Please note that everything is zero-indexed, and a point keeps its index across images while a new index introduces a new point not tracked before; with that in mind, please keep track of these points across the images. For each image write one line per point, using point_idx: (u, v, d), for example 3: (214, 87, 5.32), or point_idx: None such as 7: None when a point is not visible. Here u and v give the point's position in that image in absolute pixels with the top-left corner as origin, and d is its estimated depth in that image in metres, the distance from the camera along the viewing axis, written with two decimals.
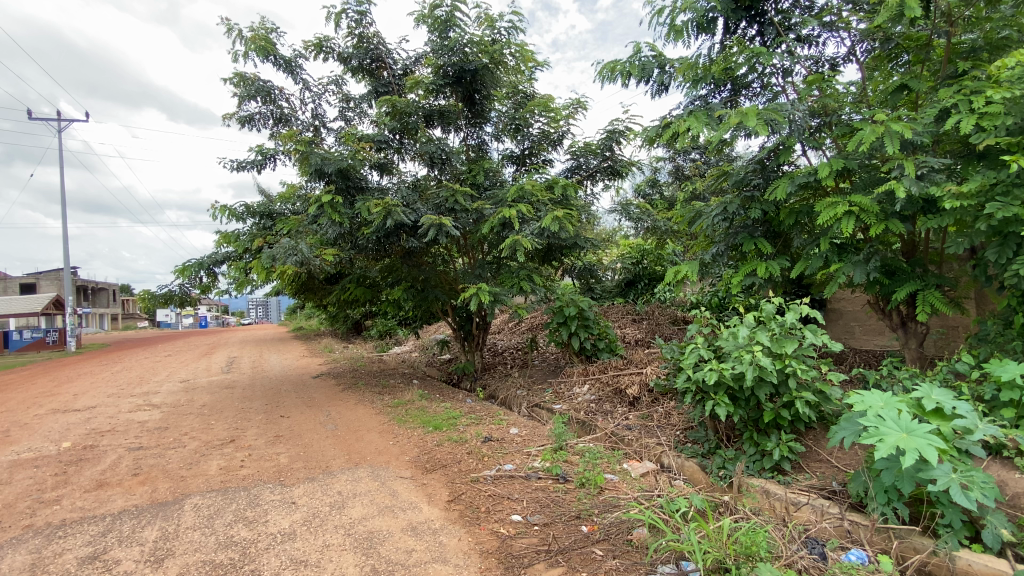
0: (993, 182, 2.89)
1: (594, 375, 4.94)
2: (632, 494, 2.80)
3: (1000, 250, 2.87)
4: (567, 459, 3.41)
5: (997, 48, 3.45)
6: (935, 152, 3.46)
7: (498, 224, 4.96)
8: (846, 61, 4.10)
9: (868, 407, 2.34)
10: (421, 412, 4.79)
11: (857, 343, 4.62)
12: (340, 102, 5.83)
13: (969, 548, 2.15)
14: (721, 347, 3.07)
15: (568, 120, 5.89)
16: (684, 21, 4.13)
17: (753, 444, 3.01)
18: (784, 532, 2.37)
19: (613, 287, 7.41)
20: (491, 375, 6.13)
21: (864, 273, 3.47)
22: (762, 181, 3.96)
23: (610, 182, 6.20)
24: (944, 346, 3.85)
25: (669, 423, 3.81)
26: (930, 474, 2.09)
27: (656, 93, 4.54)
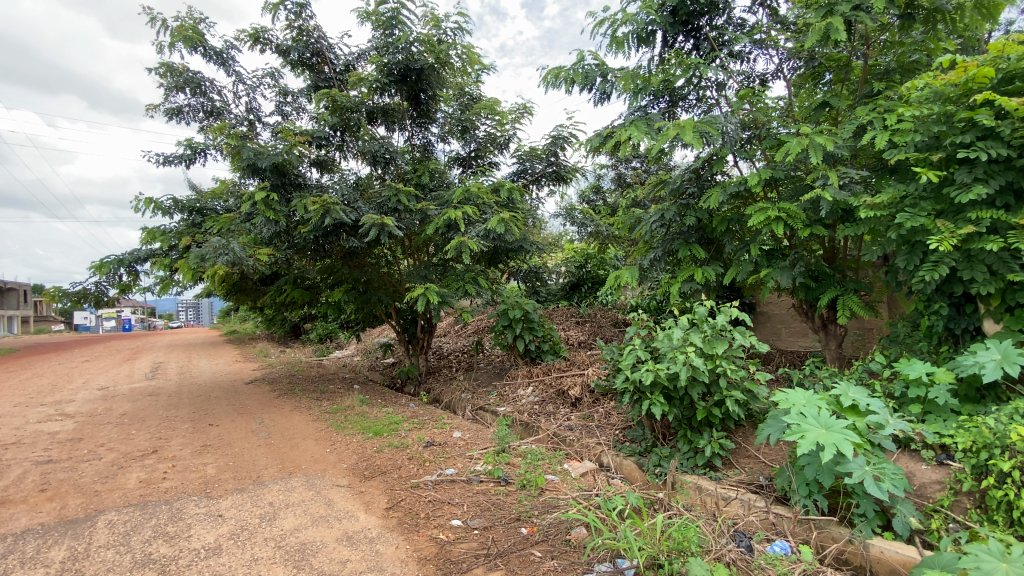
0: (903, 195, 3.12)
1: (538, 376, 4.96)
2: (571, 494, 2.82)
3: (909, 258, 3.09)
4: (509, 461, 3.40)
5: (907, 70, 3.75)
6: (853, 165, 3.70)
7: (443, 225, 4.90)
8: (775, 77, 4.33)
9: (792, 404, 2.47)
10: (361, 418, 4.65)
11: (783, 344, 4.88)
12: (277, 96, 5.61)
13: (880, 536, 2.30)
14: (656, 348, 3.16)
15: (514, 124, 5.92)
16: (625, 33, 4.24)
17: (686, 441, 3.11)
18: (714, 526, 2.45)
19: (558, 290, 7.49)
20: (435, 379, 6.04)
21: (790, 278, 3.67)
22: (696, 189, 4.13)
23: (555, 186, 6.27)
24: (860, 347, 4.12)
25: (609, 423, 3.88)
26: (847, 467, 2.22)
27: (599, 101, 4.63)
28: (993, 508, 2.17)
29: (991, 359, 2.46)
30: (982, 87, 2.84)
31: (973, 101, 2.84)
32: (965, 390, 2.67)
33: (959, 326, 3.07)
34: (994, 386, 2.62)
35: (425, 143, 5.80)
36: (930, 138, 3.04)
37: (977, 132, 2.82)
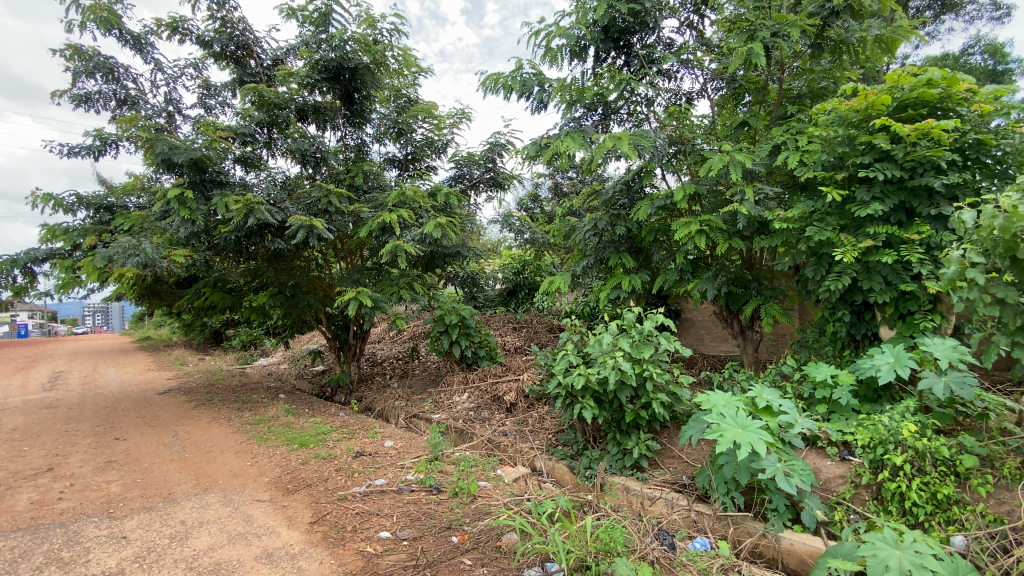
0: (811, 210, 3.37)
1: (474, 382, 4.93)
2: (503, 500, 2.82)
3: (817, 268, 3.34)
4: (441, 469, 3.34)
5: (817, 95, 4.05)
6: (769, 182, 3.95)
7: (377, 229, 4.78)
8: (701, 95, 4.56)
9: (712, 406, 2.58)
10: (286, 428, 4.44)
11: (705, 348, 5.13)
12: (198, 88, 5.29)
13: (791, 529, 2.45)
14: (588, 353, 3.22)
15: (452, 129, 5.90)
16: (559, 45, 4.34)
17: (616, 443, 3.19)
18: (639, 526, 2.51)
19: (495, 295, 7.50)
20: (367, 387, 5.86)
21: (713, 287, 3.87)
22: (627, 201, 4.28)
23: (493, 193, 6.29)
24: (775, 351, 4.39)
25: (542, 428, 3.92)
26: (761, 465, 2.36)
27: (535, 110, 4.70)
28: (888, 499, 2.36)
29: (886, 362, 2.69)
30: (879, 113, 3.10)
31: (872, 126, 3.10)
32: (865, 390, 2.90)
33: (859, 332, 3.33)
34: (888, 386, 2.86)
35: (360, 143, 5.65)
36: (835, 158, 3.29)
37: (875, 154, 3.08)
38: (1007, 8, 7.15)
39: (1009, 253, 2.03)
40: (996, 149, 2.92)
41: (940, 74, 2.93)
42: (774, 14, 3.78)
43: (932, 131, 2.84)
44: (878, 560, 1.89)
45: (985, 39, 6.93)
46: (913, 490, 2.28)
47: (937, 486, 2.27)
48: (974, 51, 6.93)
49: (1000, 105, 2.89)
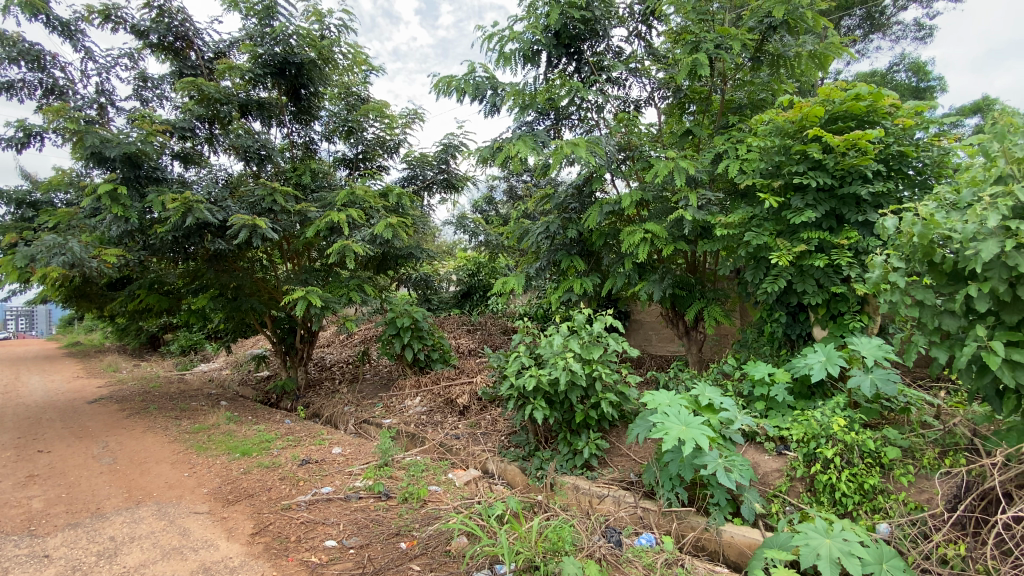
0: (751, 216, 3.53)
1: (426, 386, 4.87)
2: (453, 504, 2.79)
3: (756, 271, 3.50)
4: (391, 475, 3.28)
5: (757, 106, 4.24)
6: (712, 188, 4.11)
7: (325, 228, 4.66)
8: (649, 103, 4.69)
9: (657, 405, 2.65)
10: (227, 437, 4.26)
11: (653, 349, 5.27)
12: (134, 79, 5.02)
13: (731, 522, 2.55)
14: (539, 354, 3.24)
15: (404, 129, 5.84)
16: (512, 49, 4.37)
17: (566, 443, 3.23)
18: (587, 524, 2.55)
19: (449, 298, 7.44)
20: (315, 392, 5.68)
21: (660, 289, 3.99)
22: (578, 205, 4.36)
23: (446, 195, 6.25)
24: (718, 350, 4.56)
25: (494, 430, 3.92)
26: (703, 461, 2.44)
27: (488, 113, 4.70)
28: (820, 490, 2.49)
29: (818, 360, 2.84)
30: (812, 124, 3.27)
31: (806, 136, 3.27)
32: (800, 388, 3.05)
33: (795, 332, 3.51)
34: (821, 384, 3.02)
35: (308, 141, 5.50)
36: (772, 167, 3.46)
37: (809, 163, 3.26)
38: (929, 30, 7.69)
39: (926, 258, 2.13)
40: (916, 160, 3.14)
41: (867, 89, 3.12)
42: (717, 27, 3.93)
43: (859, 142, 3.03)
44: (810, 550, 1.98)
45: (909, 58, 7.44)
46: (842, 481, 2.41)
47: (863, 477, 2.41)
48: (899, 68, 7.44)
49: (919, 120, 3.11)
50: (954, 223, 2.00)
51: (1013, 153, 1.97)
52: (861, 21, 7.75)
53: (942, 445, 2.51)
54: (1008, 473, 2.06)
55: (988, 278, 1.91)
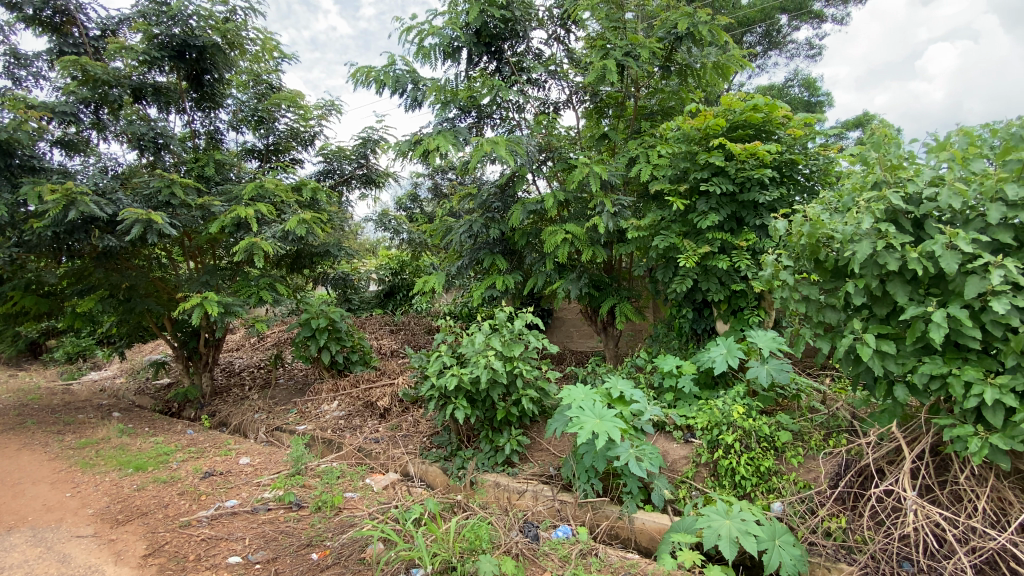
0: (661, 217, 3.71)
1: (345, 389, 4.70)
2: (369, 510, 2.71)
3: (666, 271, 3.68)
4: (304, 483, 3.13)
5: (667, 113, 4.47)
6: (627, 191, 4.28)
7: (230, 224, 4.37)
8: (568, 106, 4.78)
9: (573, 399, 2.72)
10: (119, 451, 3.89)
11: (574, 345, 5.41)
12: (3, 55, 4.45)
13: (643, 509, 2.67)
14: (461, 353, 3.22)
15: (319, 120, 5.60)
16: (431, 45, 4.31)
17: (488, 441, 3.25)
18: (506, 520, 2.57)
19: (370, 297, 7.23)
20: (222, 399, 5.31)
21: (578, 287, 4.10)
22: (500, 204, 4.39)
23: (365, 191, 6.05)
24: (633, 345, 4.75)
25: (416, 432, 3.86)
26: (616, 452, 2.54)
27: (409, 108, 4.61)
28: (722, 474, 2.66)
29: (721, 352, 3.04)
30: (715, 132, 3.48)
31: (710, 144, 3.47)
32: (704, 378, 3.24)
33: (701, 326, 3.73)
34: (723, 374, 3.23)
35: (212, 130, 5.12)
36: (680, 171, 3.65)
37: (712, 169, 3.46)
38: (818, 49, 8.43)
39: (813, 257, 2.33)
40: (805, 167, 3.43)
41: (763, 101, 3.35)
42: (629, 35, 4.10)
43: (757, 151, 3.26)
44: (712, 531, 2.11)
45: (801, 74, 8.12)
46: (742, 464, 2.59)
47: (760, 460, 2.61)
48: (793, 84, 8.08)
49: (807, 131, 3.39)
50: (836, 224, 2.20)
51: (884, 163, 2.19)
52: (760, 39, 8.36)
53: (827, 427, 2.76)
54: (880, 450, 2.32)
55: (863, 275, 2.11)
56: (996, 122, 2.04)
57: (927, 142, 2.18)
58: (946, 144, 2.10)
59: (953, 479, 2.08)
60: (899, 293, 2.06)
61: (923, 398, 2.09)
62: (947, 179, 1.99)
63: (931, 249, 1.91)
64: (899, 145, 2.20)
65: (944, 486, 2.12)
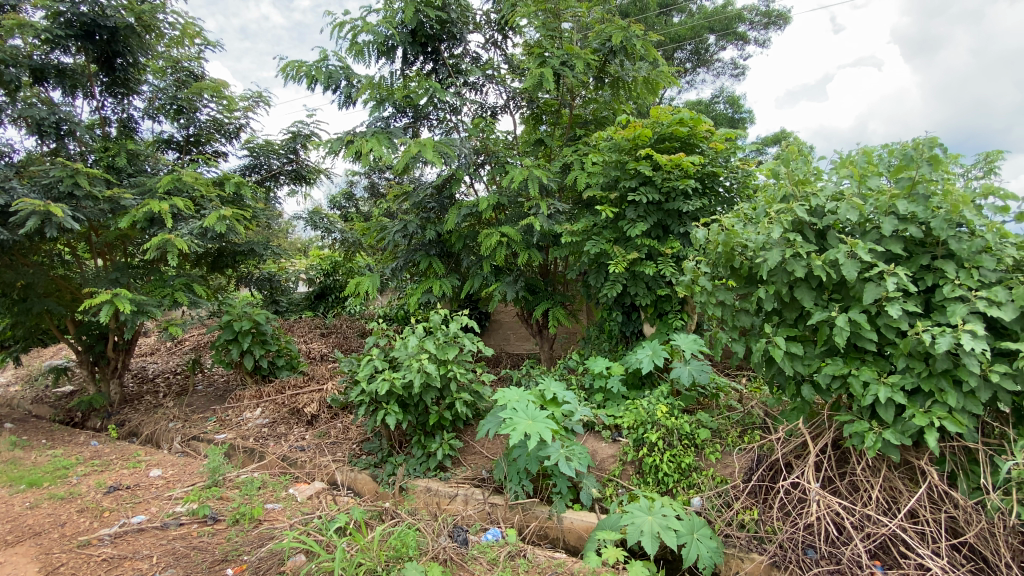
0: (593, 223, 3.82)
1: (269, 396, 4.48)
2: (291, 521, 2.60)
3: (597, 275, 3.78)
4: (220, 496, 2.96)
5: (601, 123, 4.60)
6: (562, 197, 4.36)
7: (143, 219, 4.08)
8: (505, 111, 4.81)
9: (506, 401, 2.73)
10: (8, 466, 3.52)
11: (511, 347, 5.45)
12: None
13: (572, 508, 2.71)
14: (393, 357, 3.16)
15: (246, 113, 5.34)
16: (365, 42, 4.21)
17: (420, 446, 3.20)
18: (435, 526, 2.54)
19: (300, 299, 6.97)
20: (132, 407, 4.93)
21: (514, 291, 4.13)
22: (436, 205, 4.36)
23: (295, 187, 5.81)
24: (567, 347, 4.84)
25: (346, 438, 3.75)
26: (547, 452, 2.57)
27: (342, 104, 4.49)
28: (647, 471, 2.76)
29: (647, 354, 3.16)
30: (644, 143, 3.61)
31: (639, 154, 3.60)
32: (632, 379, 3.36)
33: (630, 329, 3.86)
34: (650, 375, 3.36)
35: (125, 119, 4.77)
36: (611, 179, 3.76)
37: (641, 178, 3.59)
38: (742, 69, 8.95)
39: (729, 264, 2.46)
40: (726, 179, 3.63)
41: (688, 115, 3.51)
42: (564, 44, 4.18)
43: (682, 163, 3.41)
44: (635, 527, 2.18)
45: (726, 92, 8.58)
46: (664, 461, 2.70)
47: (682, 457, 2.72)
48: (719, 100, 8.54)
49: (729, 145, 3.59)
50: (749, 234, 2.34)
51: (793, 178, 2.34)
52: (690, 56, 8.76)
53: (742, 425, 2.92)
54: (789, 445, 2.47)
55: (774, 282, 2.25)
56: (891, 143, 2.23)
57: (832, 159, 2.36)
58: (847, 161, 2.28)
59: (852, 470, 2.25)
60: (806, 299, 2.21)
61: (826, 396, 2.26)
62: (848, 194, 2.16)
63: (833, 258, 2.06)
64: (808, 160, 2.36)
65: (844, 477, 2.29)
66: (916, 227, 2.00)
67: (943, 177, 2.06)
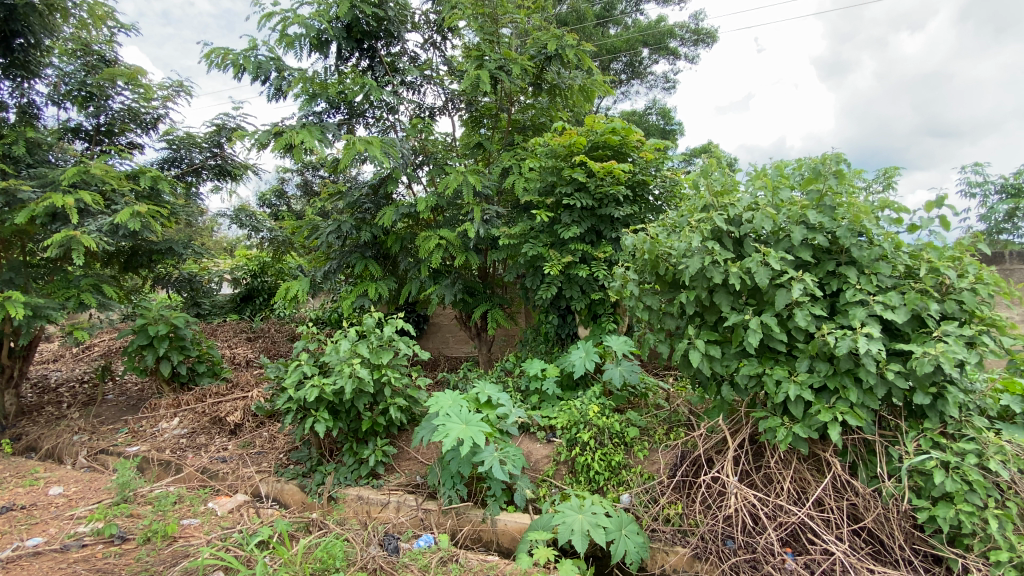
0: (529, 227, 3.87)
1: (188, 405, 4.22)
2: (209, 537, 2.47)
3: (534, 279, 3.83)
4: (130, 513, 2.75)
5: (538, 129, 4.67)
6: (500, 201, 4.39)
7: (43, 214, 3.74)
8: (443, 112, 4.79)
9: (439, 406, 2.71)
10: None
11: (449, 350, 5.43)
12: None
13: (506, 510, 2.73)
14: (324, 362, 3.05)
15: (165, 102, 5.01)
16: (296, 35, 4.06)
17: (352, 454, 3.12)
18: (364, 535, 2.49)
19: (224, 301, 6.63)
20: (29, 419, 4.50)
21: (452, 294, 4.11)
22: (372, 206, 4.26)
23: (220, 183, 5.52)
24: (505, 349, 4.88)
25: (272, 448, 3.60)
26: (480, 456, 2.57)
27: (272, 97, 4.31)
28: (579, 471, 2.82)
29: (580, 356, 3.23)
30: (578, 151, 3.70)
31: (574, 161, 3.68)
32: (567, 381, 3.43)
33: (565, 331, 3.93)
34: (583, 376, 3.45)
35: (24, 104, 4.34)
36: (547, 185, 3.86)
37: (575, 185, 3.67)
38: (673, 84, 9.35)
39: (655, 269, 2.56)
40: (655, 188, 3.77)
41: (620, 124, 3.63)
42: (502, 49, 4.22)
43: (614, 171, 3.52)
44: (566, 527, 2.22)
45: (658, 104, 8.93)
46: (596, 461, 2.77)
47: (612, 456, 2.81)
48: (651, 112, 8.86)
49: (659, 155, 3.73)
50: (673, 242, 2.45)
51: (713, 189, 2.49)
52: (625, 68, 9.06)
53: (669, 422, 3.05)
54: (710, 442, 2.60)
55: (696, 287, 2.37)
56: (800, 158, 2.41)
57: (749, 172, 2.52)
58: (761, 174, 2.43)
59: (767, 464, 2.40)
60: (724, 303, 2.33)
61: (743, 394, 2.40)
62: (762, 205, 2.30)
63: (749, 265, 2.19)
64: (726, 173, 2.51)
65: (759, 470, 2.43)
66: (824, 236, 2.15)
67: (848, 190, 2.23)
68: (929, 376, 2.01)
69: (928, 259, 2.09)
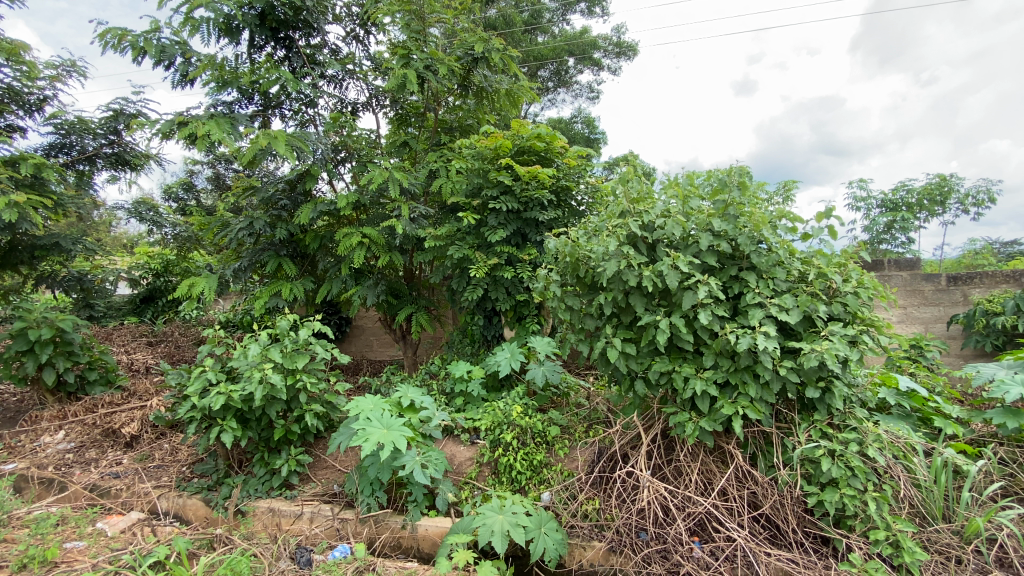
0: (455, 229, 3.85)
1: (75, 416, 3.84)
2: (96, 560, 2.25)
3: (460, 280, 3.82)
4: (1, 538, 2.46)
5: (465, 130, 4.67)
6: (426, 202, 4.34)
7: None
8: (367, 108, 4.67)
9: (360, 410, 2.64)
10: None
11: (373, 353, 5.30)
12: None
13: (427, 515, 2.69)
14: (232, 368, 2.87)
15: (53, 83, 4.55)
16: (201, 18, 3.81)
17: (263, 464, 2.96)
18: (274, 549, 2.37)
19: (122, 303, 6.10)
20: None
21: (375, 295, 4.01)
22: (289, 202, 4.08)
23: (117, 173, 5.08)
24: (430, 352, 4.84)
25: (174, 461, 3.35)
26: (401, 461, 2.52)
27: (177, 83, 4.03)
28: (501, 471, 2.83)
29: (505, 357, 3.26)
30: (504, 154, 3.73)
31: (500, 164, 3.71)
32: (491, 382, 3.45)
33: (490, 332, 3.95)
34: (507, 377, 3.48)
35: None
36: (474, 187, 3.88)
37: (501, 188, 3.71)
38: (597, 94, 9.65)
39: (575, 271, 2.63)
40: (577, 194, 3.87)
41: (545, 130, 3.69)
42: (429, 48, 4.17)
43: (538, 175, 3.58)
44: (486, 529, 2.22)
45: (583, 113, 9.19)
46: (517, 461, 2.80)
47: (533, 455, 2.85)
48: (576, 120, 9.10)
49: (581, 162, 3.83)
50: (592, 245, 2.55)
51: (629, 196, 2.58)
52: (552, 76, 9.30)
53: (589, 420, 3.14)
54: (625, 438, 2.70)
55: (612, 289, 2.45)
56: (709, 169, 2.56)
57: (662, 181, 2.64)
58: (673, 183, 2.57)
59: (677, 457, 2.52)
60: (638, 305, 2.43)
61: (655, 392, 2.51)
62: (674, 213, 2.42)
63: (660, 269, 2.30)
64: (642, 180, 2.62)
65: (670, 463, 2.55)
66: (727, 242, 2.30)
67: (750, 200, 2.39)
68: (818, 371, 2.19)
69: (818, 265, 2.29)
